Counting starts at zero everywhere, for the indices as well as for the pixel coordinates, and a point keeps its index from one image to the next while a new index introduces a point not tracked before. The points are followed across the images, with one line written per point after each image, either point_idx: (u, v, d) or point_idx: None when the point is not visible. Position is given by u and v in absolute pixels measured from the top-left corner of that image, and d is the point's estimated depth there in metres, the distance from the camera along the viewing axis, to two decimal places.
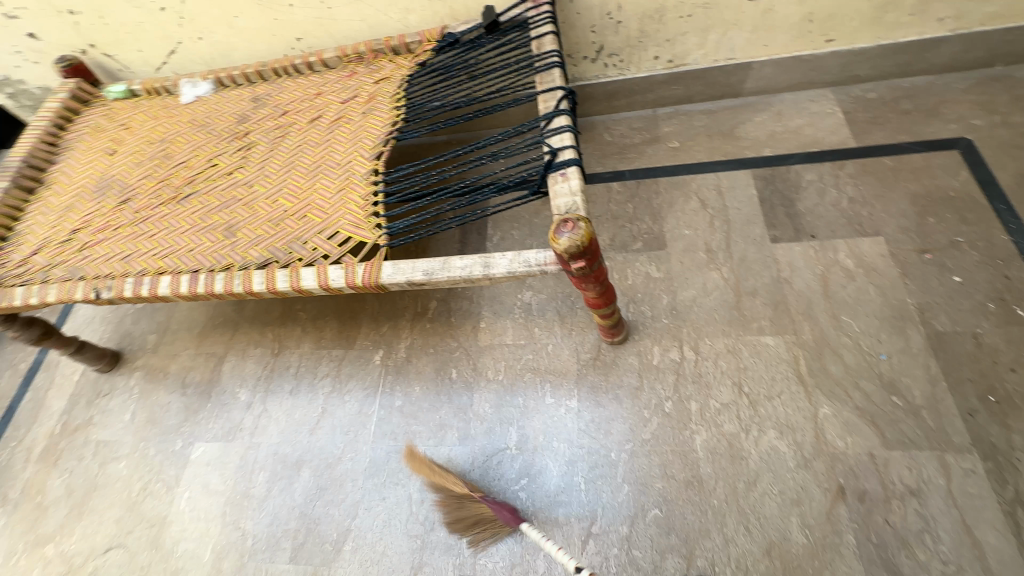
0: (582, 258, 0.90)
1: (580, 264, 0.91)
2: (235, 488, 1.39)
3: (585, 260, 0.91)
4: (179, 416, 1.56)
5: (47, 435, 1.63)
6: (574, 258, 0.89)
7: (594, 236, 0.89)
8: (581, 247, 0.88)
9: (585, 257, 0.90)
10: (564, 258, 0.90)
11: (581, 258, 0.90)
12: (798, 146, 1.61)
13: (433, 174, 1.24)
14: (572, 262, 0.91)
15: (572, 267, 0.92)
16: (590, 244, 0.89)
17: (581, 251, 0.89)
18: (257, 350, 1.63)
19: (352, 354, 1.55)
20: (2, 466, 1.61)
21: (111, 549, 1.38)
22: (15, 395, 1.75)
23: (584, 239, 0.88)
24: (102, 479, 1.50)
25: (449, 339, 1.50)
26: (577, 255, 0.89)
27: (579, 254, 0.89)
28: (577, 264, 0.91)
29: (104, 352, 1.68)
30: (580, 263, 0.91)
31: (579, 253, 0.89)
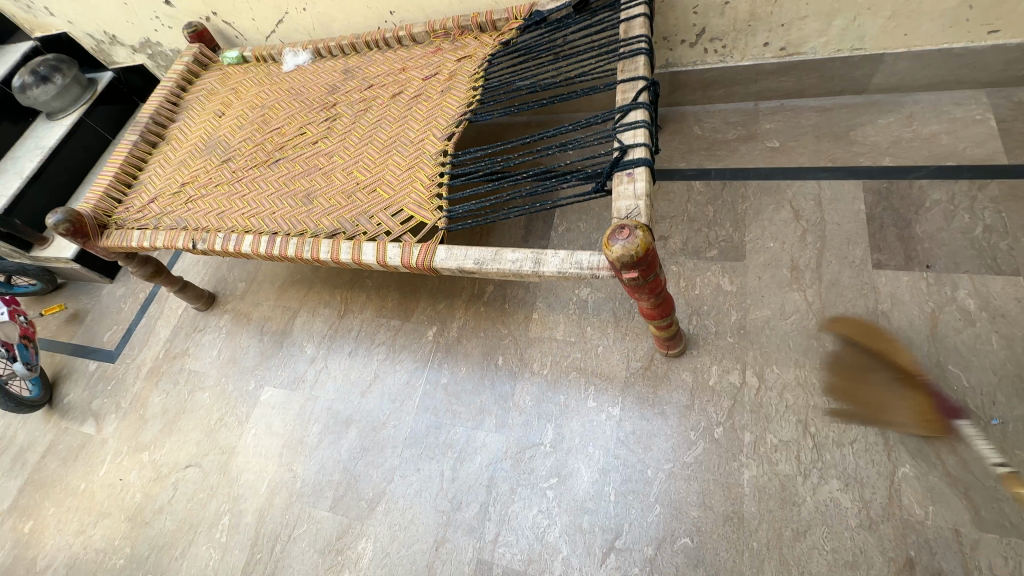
0: (637, 268, 0.84)
1: (633, 274, 0.84)
2: (293, 433, 1.53)
3: (640, 271, 0.84)
4: (256, 359, 1.73)
5: (154, 358, 1.89)
6: (627, 267, 0.83)
7: (652, 246, 0.82)
8: (636, 257, 0.81)
9: (639, 268, 0.83)
10: (617, 266, 0.84)
11: (635, 268, 0.83)
12: (928, 157, 1.37)
13: (500, 161, 1.21)
14: (624, 271, 0.84)
15: (625, 276, 0.86)
16: (646, 255, 0.82)
17: (636, 260, 0.82)
18: (326, 310, 1.74)
19: (408, 327, 1.61)
20: (118, 378, 1.90)
21: (190, 466, 1.58)
22: (134, 320, 2.04)
23: (640, 248, 0.81)
24: (190, 404, 1.72)
25: (500, 326, 1.50)
26: (631, 264, 0.83)
27: (633, 264, 0.83)
28: (630, 273, 0.84)
29: (202, 294, 1.89)
30: (633, 273, 0.84)
31: (633, 263, 0.82)
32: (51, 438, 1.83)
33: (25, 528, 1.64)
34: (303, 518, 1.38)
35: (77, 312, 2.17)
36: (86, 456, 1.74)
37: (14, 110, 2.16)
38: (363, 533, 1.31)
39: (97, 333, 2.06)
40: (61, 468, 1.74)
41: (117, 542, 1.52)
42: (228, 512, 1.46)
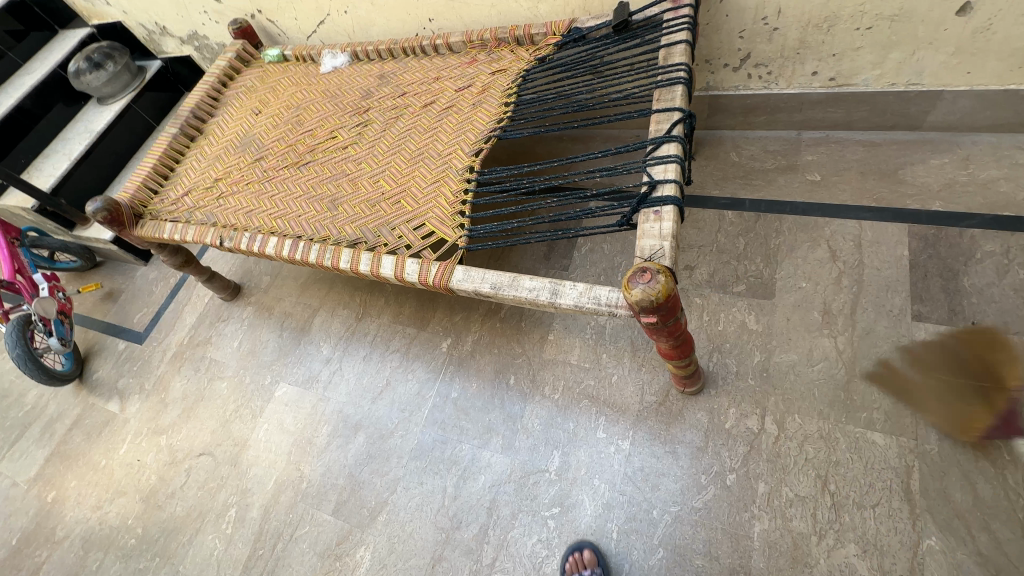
0: (656, 313, 0.80)
1: (652, 318, 0.81)
2: (303, 433, 1.55)
3: (659, 316, 0.81)
4: (274, 354, 1.76)
5: (178, 343, 1.95)
6: (646, 312, 0.80)
7: (674, 290, 0.79)
8: (656, 301, 0.78)
9: (659, 312, 0.80)
10: (635, 310, 0.81)
11: (655, 312, 0.80)
12: (983, 204, 1.29)
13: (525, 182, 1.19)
14: (643, 315, 0.81)
15: (643, 319, 0.82)
16: (667, 300, 0.78)
17: (656, 305, 0.79)
18: (345, 311, 1.76)
19: (423, 336, 1.60)
20: (144, 360, 1.96)
21: (203, 454, 1.62)
22: (163, 304, 2.10)
23: (661, 293, 0.77)
24: (209, 392, 1.76)
25: (515, 344, 1.48)
26: (651, 308, 0.79)
27: (653, 308, 0.79)
28: (648, 317, 0.81)
29: (228, 285, 1.93)
30: (652, 318, 0.81)
31: (652, 308, 0.79)
32: (78, 412, 1.91)
33: (48, 498, 1.72)
34: (306, 518, 1.39)
35: (112, 291, 2.25)
36: (109, 434, 1.80)
37: (67, 93, 2.25)
38: (363, 541, 1.31)
39: (128, 314, 2.14)
40: (84, 443, 1.81)
41: (130, 521, 1.58)
42: (235, 504, 1.49)
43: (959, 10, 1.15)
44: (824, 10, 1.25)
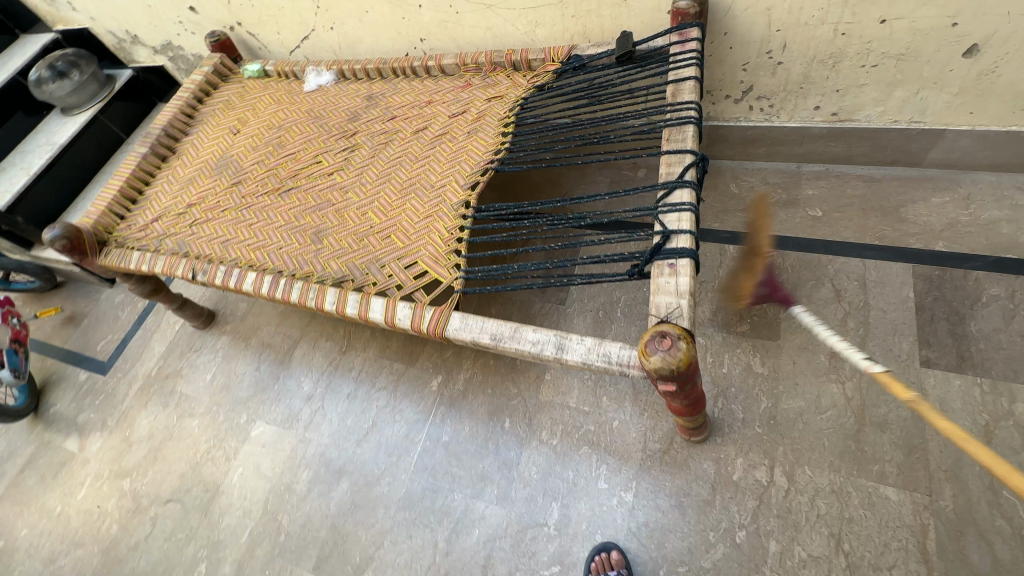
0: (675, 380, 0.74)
1: (671, 386, 0.75)
2: (282, 477, 1.44)
3: (679, 384, 0.74)
4: (250, 390, 1.65)
5: (145, 375, 1.81)
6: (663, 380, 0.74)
7: (694, 357, 0.73)
8: (676, 370, 0.72)
9: (678, 381, 0.74)
10: (653, 377, 0.75)
11: (674, 381, 0.74)
12: (985, 246, 1.27)
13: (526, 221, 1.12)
14: (661, 382, 0.75)
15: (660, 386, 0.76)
16: (687, 369, 0.72)
17: (675, 374, 0.73)
18: (328, 343, 1.66)
19: (412, 372, 1.52)
20: (107, 393, 1.82)
21: (171, 501, 1.50)
22: (130, 331, 1.96)
23: (681, 361, 0.71)
24: (178, 430, 1.64)
25: (510, 384, 1.41)
26: (669, 376, 0.73)
27: (672, 376, 0.74)
28: (667, 385, 0.75)
29: (201, 312, 1.81)
30: (671, 386, 0.75)
31: (671, 377, 0.73)
32: (33, 450, 1.76)
33: None
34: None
35: (74, 315, 2.10)
36: (66, 476, 1.66)
37: (27, 103, 2.10)
38: None
39: (90, 341, 1.99)
40: (38, 486, 1.67)
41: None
42: (206, 558, 1.37)
43: (966, 52, 1.13)
44: (830, 46, 1.22)
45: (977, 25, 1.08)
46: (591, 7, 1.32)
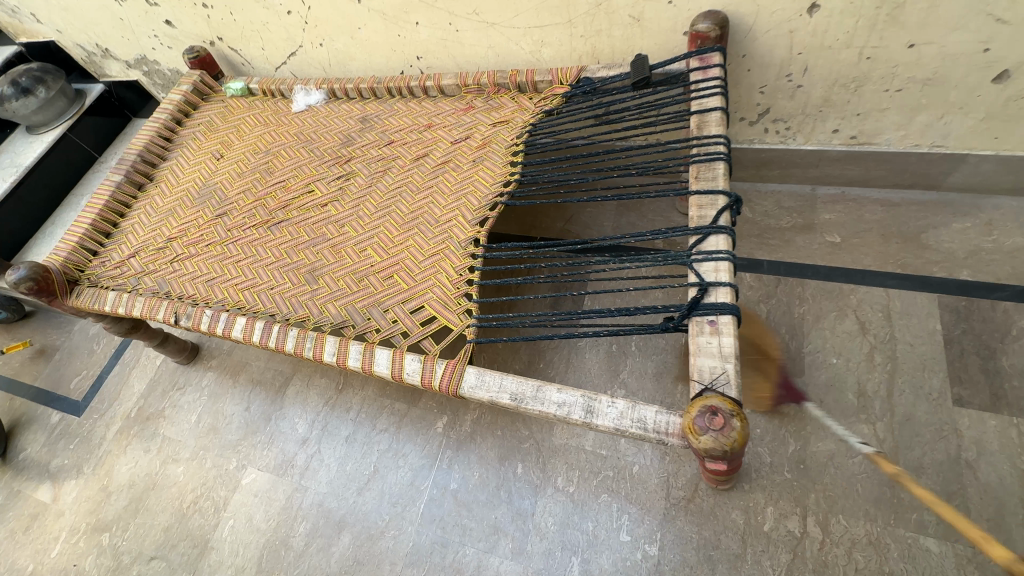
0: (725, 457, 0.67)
1: (722, 463, 0.68)
2: (278, 531, 1.34)
3: (731, 461, 0.67)
4: (240, 432, 1.54)
5: (125, 416, 1.69)
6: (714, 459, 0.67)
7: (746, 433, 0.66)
8: (729, 449, 0.65)
9: (730, 458, 0.67)
10: (701, 455, 0.68)
11: (726, 459, 0.67)
12: (1012, 275, 1.23)
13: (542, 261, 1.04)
14: (710, 460, 0.68)
15: (708, 462, 0.69)
16: (741, 447, 0.65)
17: (727, 452, 0.66)
18: (323, 380, 1.56)
19: (415, 413, 1.43)
20: (83, 436, 1.69)
21: (155, 558, 1.39)
22: (106, 366, 1.83)
23: (734, 440, 0.64)
24: (161, 478, 1.52)
25: (520, 425, 1.33)
26: (720, 454, 0.66)
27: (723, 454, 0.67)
28: (717, 463, 0.68)
29: (185, 347, 1.70)
30: (722, 465, 0.68)
31: (724, 457, 0.66)
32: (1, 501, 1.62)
33: None
34: None
35: (44, 349, 1.96)
36: (38, 530, 1.53)
37: None
38: None
39: (63, 378, 1.85)
40: (7, 543, 1.53)
41: None
42: None
43: (996, 78, 1.09)
44: (853, 70, 1.16)
45: (1010, 50, 1.03)
46: (602, 27, 1.24)
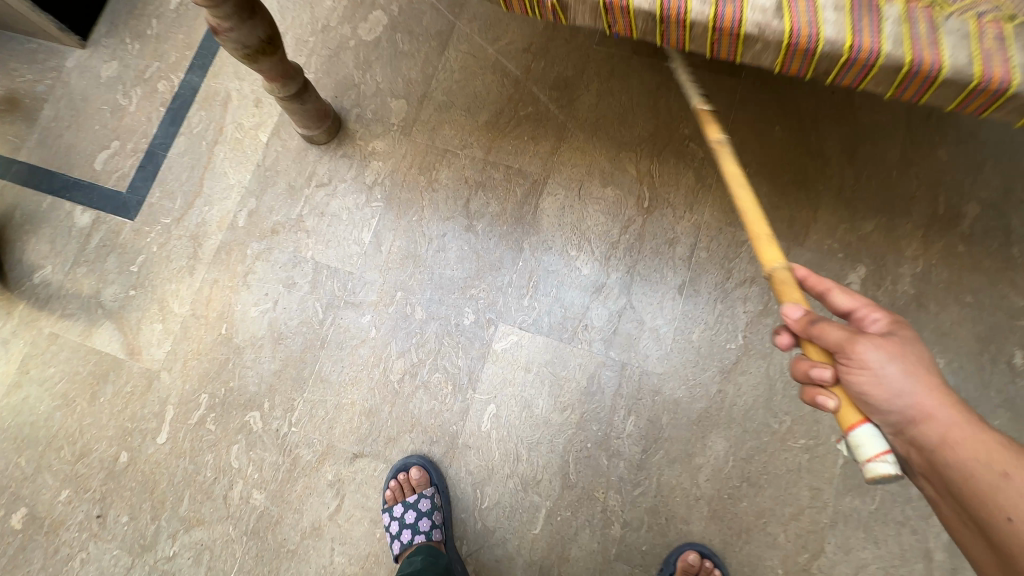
0: (834, 344, 0.49)
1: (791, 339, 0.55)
2: (590, 435, 0.81)
3: (831, 403, 0.48)
4: (465, 266, 0.90)
5: (225, 226, 0.97)
6: (862, 376, 0.47)
7: (784, 266, 0.52)
8: (809, 340, 0.51)
9: (825, 341, 0.49)
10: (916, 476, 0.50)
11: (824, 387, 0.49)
12: None
13: None
14: (807, 352, 0.52)
15: (803, 356, 0.52)
16: (834, 366, 0.50)
17: (844, 344, 0.48)
18: (609, 192, 0.90)
19: (802, 258, 0.84)
20: (152, 253, 0.98)
21: (363, 457, 0.85)
22: (158, 139, 1.04)
23: (805, 345, 0.52)
24: (332, 332, 0.90)
25: (1006, 290, 0.80)
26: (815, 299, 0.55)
27: (815, 333, 0.49)
28: (809, 366, 0.50)
29: (326, 109, 0.94)
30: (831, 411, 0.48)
31: (839, 405, 0.48)
32: (26, 352, 0.96)
33: (14, 523, 0.88)
34: None
35: (18, 99, 1.09)
36: (116, 399, 0.92)
37: None
38: None
39: (76, 153, 1.05)
40: (67, 415, 0.92)
41: None
42: (475, 556, 0.80)
43: None
44: None
45: None
46: None
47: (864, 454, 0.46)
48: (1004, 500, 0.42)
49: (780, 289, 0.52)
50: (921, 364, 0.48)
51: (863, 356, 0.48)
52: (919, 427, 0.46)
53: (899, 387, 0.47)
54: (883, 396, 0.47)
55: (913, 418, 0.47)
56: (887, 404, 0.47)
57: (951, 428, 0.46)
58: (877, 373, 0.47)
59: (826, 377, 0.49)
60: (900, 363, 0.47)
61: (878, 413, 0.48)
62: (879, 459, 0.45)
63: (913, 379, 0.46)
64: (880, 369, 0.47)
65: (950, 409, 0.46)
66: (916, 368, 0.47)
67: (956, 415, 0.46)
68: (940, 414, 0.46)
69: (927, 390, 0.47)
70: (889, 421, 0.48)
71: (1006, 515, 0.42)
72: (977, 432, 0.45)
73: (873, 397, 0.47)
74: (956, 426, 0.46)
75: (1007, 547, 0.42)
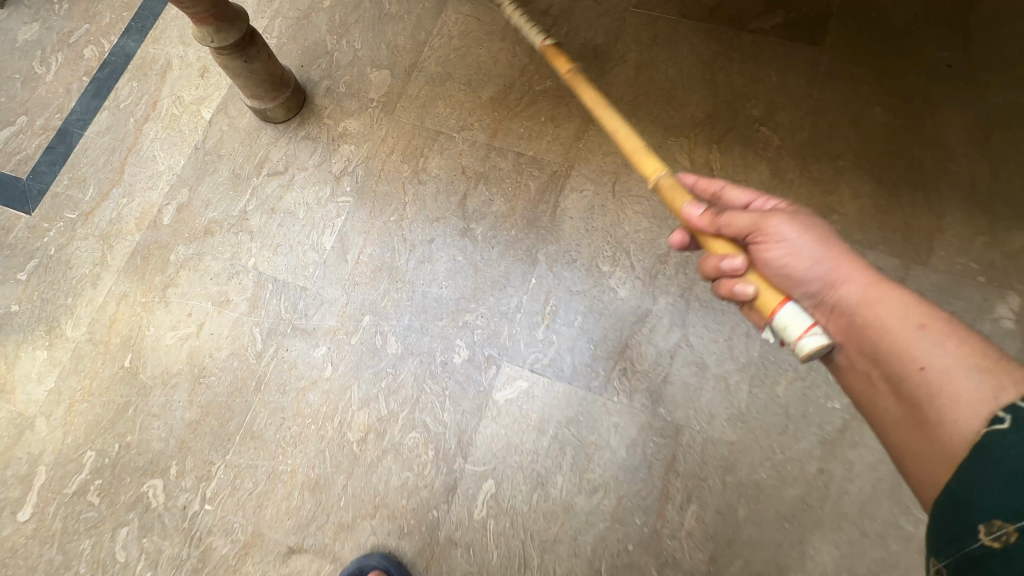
0: (742, 228, 0.38)
1: (686, 237, 0.45)
2: (633, 533, 0.56)
3: (750, 289, 0.36)
4: (458, 284, 0.66)
5: (145, 224, 0.74)
6: (775, 249, 0.37)
7: (670, 171, 0.41)
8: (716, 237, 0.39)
9: (733, 224, 0.38)
10: (823, 359, 0.39)
11: (737, 274, 0.37)
12: None
13: None
14: (707, 248, 0.39)
15: (704, 254, 0.39)
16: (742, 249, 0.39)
17: (758, 222, 0.38)
18: (654, 191, 0.68)
19: (926, 284, 0.61)
20: (47, 257, 0.74)
21: (303, 552, 0.59)
22: (74, 114, 0.82)
23: (708, 241, 0.39)
24: (273, 370, 0.66)
25: None
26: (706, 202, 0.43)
27: (723, 223, 0.38)
28: (715, 257, 0.38)
29: (280, 74, 0.72)
30: (749, 299, 0.37)
31: (758, 291, 0.36)
32: None
33: None
34: None
35: None
36: None
37: None
38: None
39: None
40: None
41: None
42: None
43: None
44: None
45: None
46: None
47: (790, 335, 0.35)
48: (912, 351, 0.33)
49: (671, 198, 0.40)
50: (826, 228, 0.38)
51: (777, 230, 0.37)
52: (838, 291, 0.36)
53: (813, 255, 0.37)
54: (802, 268, 0.37)
55: (825, 286, 0.37)
56: (805, 274, 0.37)
57: (863, 286, 0.36)
58: (790, 243, 0.37)
59: (739, 265, 0.37)
60: (809, 227, 0.38)
61: (797, 286, 0.37)
62: (810, 334, 0.34)
63: (823, 244, 0.37)
64: (790, 240, 0.37)
65: (858, 265, 0.37)
66: (820, 231, 0.38)
67: (873, 272, 0.37)
68: (857, 275, 0.36)
69: (841, 250, 0.37)
70: (800, 296, 0.38)
71: (921, 368, 0.32)
72: (886, 287, 0.36)
73: (790, 271, 0.37)
74: (874, 282, 0.36)
75: (930, 409, 0.32)
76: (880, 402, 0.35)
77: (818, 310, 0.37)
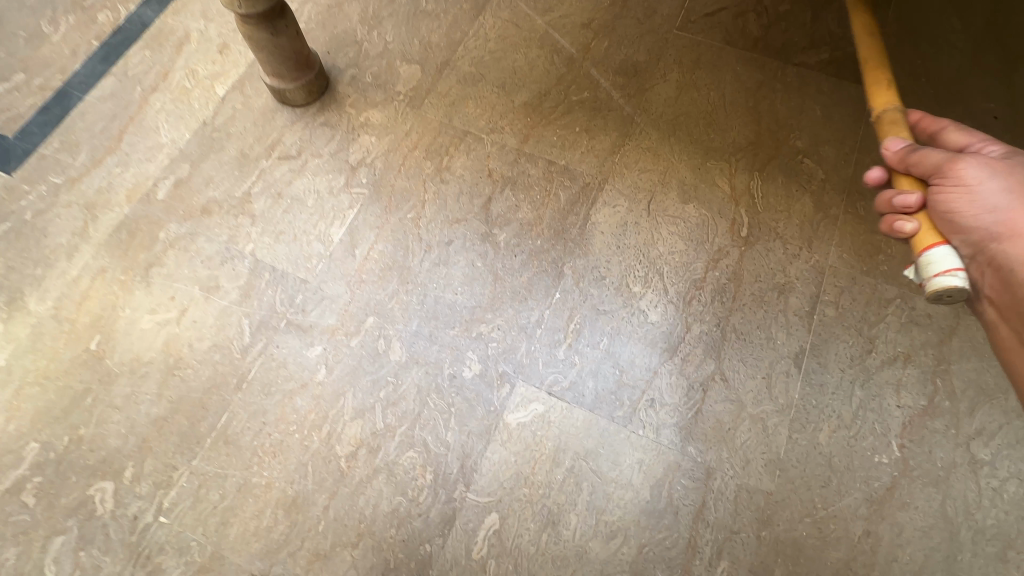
0: (931, 168, 0.39)
1: (884, 174, 0.45)
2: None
3: (911, 227, 0.39)
4: (475, 292, 0.61)
5: (137, 198, 0.68)
6: (953, 197, 0.38)
7: (899, 107, 0.45)
8: (904, 173, 0.41)
9: (930, 161, 0.39)
10: (971, 305, 0.41)
11: (906, 212, 0.40)
12: None
13: None
14: (894, 184, 0.42)
15: (887, 188, 0.42)
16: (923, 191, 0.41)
17: (946, 164, 0.39)
18: (690, 213, 0.64)
19: None
20: (21, 222, 0.67)
21: None
22: (76, 77, 0.76)
23: (897, 177, 0.42)
24: (259, 368, 0.58)
25: None
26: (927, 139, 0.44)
27: (913, 160, 0.40)
28: (893, 192, 0.41)
29: (303, 51, 0.68)
30: (907, 237, 0.39)
31: (917, 230, 0.39)
32: None
33: None
34: None
35: None
36: None
37: None
38: None
39: None
40: None
41: None
42: None
43: None
44: None
45: None
46: None
47: (928, 271, 0.37)
48: None
49: (887, 130, 0.44)
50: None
51: (967, 172, 0.38)
52: (1000, 246, 0.37)
53: (994, 204, 0.38)
54: (978, 216, 0.37)
55: (992, 237, 0.37)
56: (972, 219, 0.38)
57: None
58: (975, 187, 0.38)
59: (911, 204, 0.40)
60: (1004, 177, 0.38)
61: (957, 231, 0.38)
62: (949, 274, 0.36)
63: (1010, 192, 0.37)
64: (980, 186, 0.38)
65: None
66: (1023, 186, 0.38)
67: None
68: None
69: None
70: (959, 242, 0.39)
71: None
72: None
73: (959, 212, 0.38)
74: None
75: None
76: (1017, 357, 0.40)
77: (976, 258, 0.39)
